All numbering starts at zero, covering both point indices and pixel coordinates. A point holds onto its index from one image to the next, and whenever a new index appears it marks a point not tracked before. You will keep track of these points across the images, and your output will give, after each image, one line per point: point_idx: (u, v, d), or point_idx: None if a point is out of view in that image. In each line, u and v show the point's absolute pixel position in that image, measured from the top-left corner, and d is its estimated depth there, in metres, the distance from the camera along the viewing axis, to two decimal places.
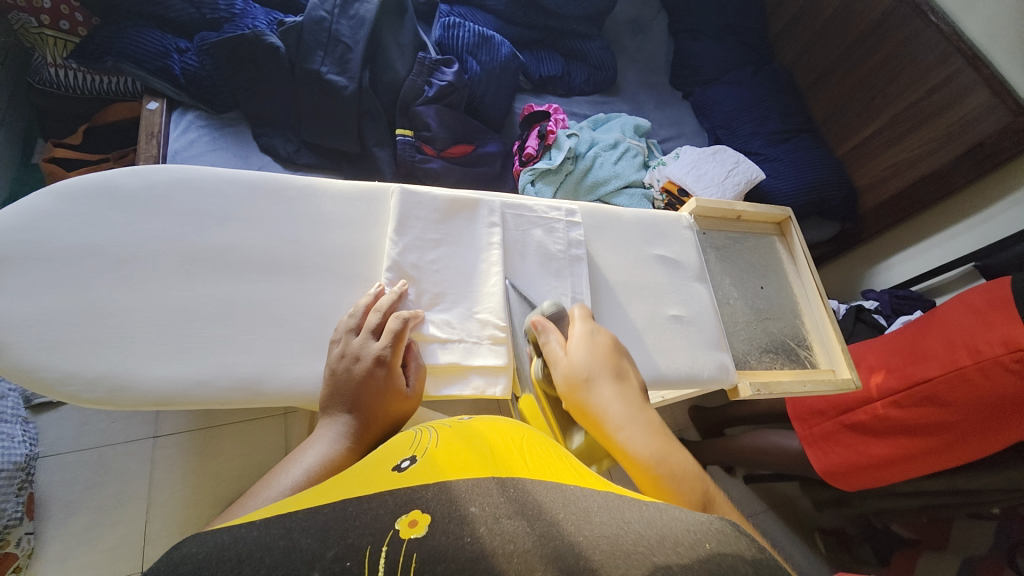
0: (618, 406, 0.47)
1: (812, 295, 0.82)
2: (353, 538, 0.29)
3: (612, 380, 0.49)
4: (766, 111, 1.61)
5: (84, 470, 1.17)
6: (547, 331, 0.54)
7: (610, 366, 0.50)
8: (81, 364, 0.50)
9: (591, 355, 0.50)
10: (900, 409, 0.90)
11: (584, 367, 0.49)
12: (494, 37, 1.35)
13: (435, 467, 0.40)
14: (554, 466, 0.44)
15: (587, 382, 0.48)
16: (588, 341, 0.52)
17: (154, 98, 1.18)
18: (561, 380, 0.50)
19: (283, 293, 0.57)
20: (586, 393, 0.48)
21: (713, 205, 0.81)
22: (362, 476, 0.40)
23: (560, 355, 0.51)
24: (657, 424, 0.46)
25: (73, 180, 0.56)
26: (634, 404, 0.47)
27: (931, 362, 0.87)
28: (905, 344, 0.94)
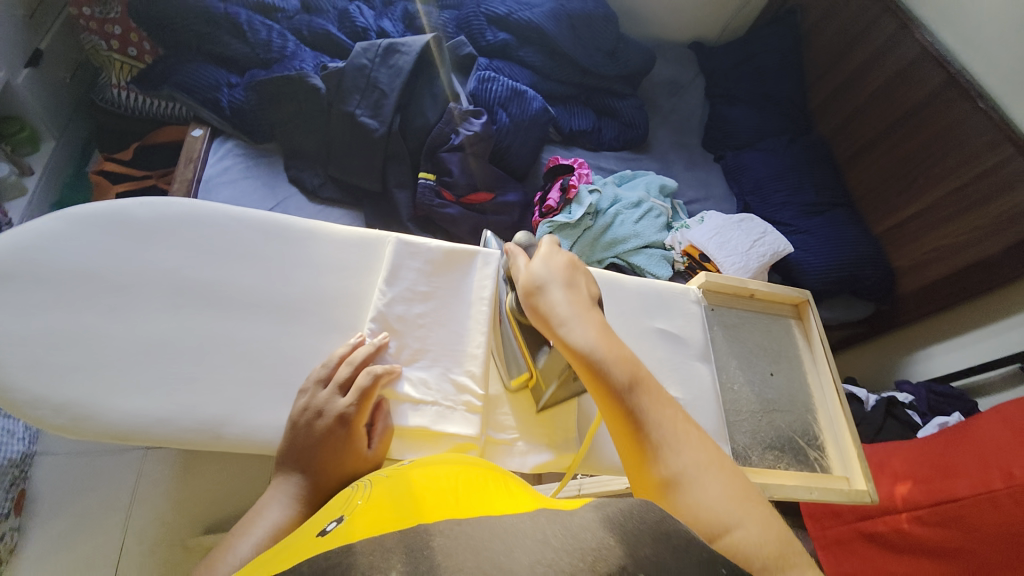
0: (566, 309, 0.55)
1: (828, 388, 0.76)
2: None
3: (563, 287, 0.56)
4: (799, 181, 1.56)
5: (72, 475, 1.18)
6: (514, 255, 0.61)
7: (564, 276, 0.58)
8: (50, 389, 0.49)
9: (548, 267, 0.58)
10: (923, 526, 0.83)
11: (541, 279, 0.57)
12: (527, 92, 1.39)
13: (357, 524, 0.38)
14: (489, 495, 0.42)
15: (541, 288, 0.56)
16: (547, 258, 0.59)
17: (201, 126, 1.27)
18: (521, 292, 0.58)
19: (264, 335, 0.57)
20: (539, 301, 0.56)
21: (724, 282, 0.77)
22: (285, 551, 0.36)
23: (522, 270, 0.59)
24: (598, 323, 0.55)
25: (85, 205, 0.58)
26: (581, 308, 0.55)
27: (960, 478, 0.79)
28: (936, 451, 0.87)
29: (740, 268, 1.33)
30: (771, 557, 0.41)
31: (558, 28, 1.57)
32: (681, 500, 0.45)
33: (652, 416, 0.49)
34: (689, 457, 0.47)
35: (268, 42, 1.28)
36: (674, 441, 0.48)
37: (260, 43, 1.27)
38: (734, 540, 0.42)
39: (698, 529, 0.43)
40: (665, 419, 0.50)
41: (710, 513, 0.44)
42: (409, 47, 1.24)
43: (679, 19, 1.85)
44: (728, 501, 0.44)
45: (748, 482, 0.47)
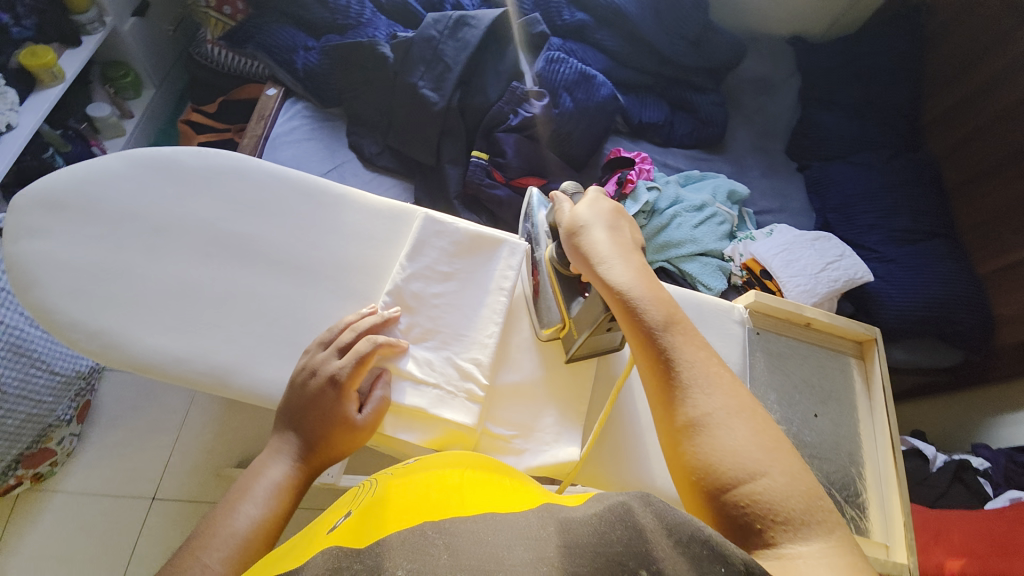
0: (606, 247, 0.53)
1: (882, 444, 0.67)
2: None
3: (605, 228, 0.55)
4: (896, 203, 1.37)
5: (135, 393, 1.32)
6: (559, 199, 0.60)
7: (608, 218, 0.56)
8: (86, 315, 0.53)
9: (593, 210, 0.57)
10: None
11: (584, 219, 0.56)
12: (596, 77, 1.32)
13: (363, 518, 0.40)
14: (489, 483, 0.45)
15: (583, 227, 0.55)
16: (592, 202, 0.57)
17: (276, 86, 1.33)
18: (563, 232, 0.57)
19: (282, 293, 0.58)
20: (580, 239, 0.55)
21: (775, 305, 0.70)
22: (302, 546, 0.40)
23: (565, 211, 0.58)
24: (638, 264, 0.53)
25: (144, 149, 0.62)
26: (622, 249, 0.54)
27: (1019, 559, 0.70)
28: (997, 529, 0.77)
29: (804, 291, 1.20)
30: (798, 510, 0.38)
31: (642, 13, 1.48)
32: (706, 443, 0.43)
33: (685, 359, 0.47)
34: (721, 402, 0.45)
35: (347, 8, 1.30)
36: (706, 385, 0.46)
37: (340, 8, 1.30)
38: (760, 487, 0.40)
39: (721, 472, 0.41)
40: (699, 363, 0.47)
41: (735, 458, 0.41)
42: (478, 22, 1.22)
43: (781, 10, 1.68)
44: (758, 451, 0.42)
45: (783, 436, 0.44)
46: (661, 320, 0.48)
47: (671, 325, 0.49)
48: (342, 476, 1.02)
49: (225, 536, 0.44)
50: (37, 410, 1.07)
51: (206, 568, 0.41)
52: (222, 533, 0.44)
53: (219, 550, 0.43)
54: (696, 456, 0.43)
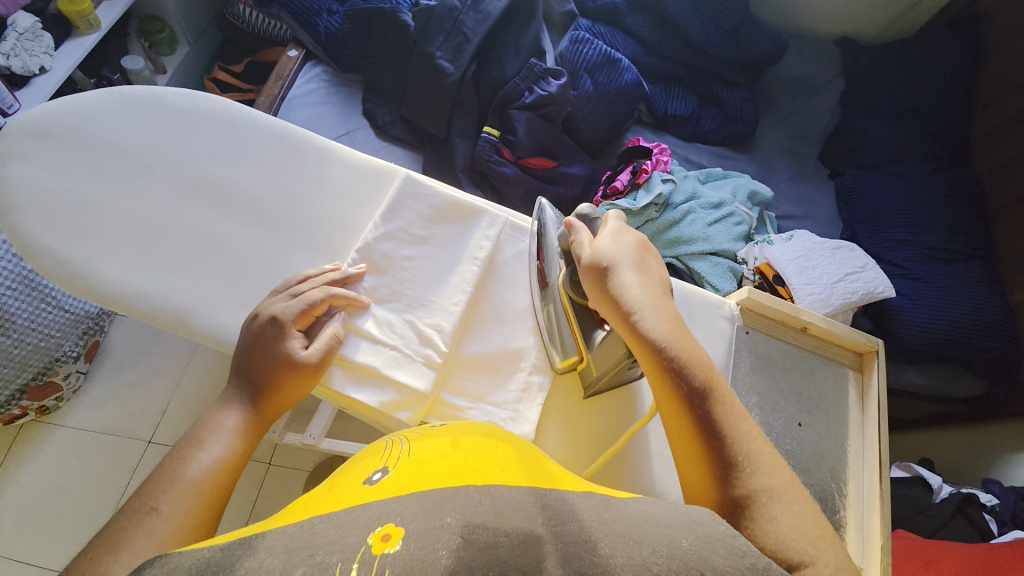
0: (635, 292, 0.48)
1: (869, 462, 0.62)
2: (322, 556, 0.27)
3: (633, 269, 0.50)
4: (931, 218, 1.29)
5: (141, 339, 1.36)
6: (576, 230, 0.54)
7: (635, 256, 0.51)
8: (58, 243, 0.53)
9: (619, 246, 0.51)
10: None
11: (609, 255, 0.50)
12: (621, 61, 1.27)
13: (404, 475, 0.38)
14: (525, 465, 0.42)
15: (609, 267, 0.50)
16: (616, 235, 0.52)
17: (297, 48, 1.33)
18: (584, 268, 0.51)
19: (251, 241, 0.57)
20: (605, 280, 0.50)
21: (768, 304, 0.66)
22: (336, 494, 0.38)
23: (586, 247, 0.52)
24: (670, 313, 0.48)
25: (135, 87, 0.62)
26: (654, 294, 0.49)
27: None
28: (990, 564, 0.72)
29: (817, 300, 1.13)
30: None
31: None
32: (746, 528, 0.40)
33: (726, 427, 0.43)
34: (765, 480, 0.41)
35: None
36: (747, 461, 0.42)
37: None
38: None
39: None
40: (741, 434, 0.43)
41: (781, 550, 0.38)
42: None
43: (829, 5, 1.58)
44: (804, 534, 0.39)
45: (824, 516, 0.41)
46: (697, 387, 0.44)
47: (709, 392, 0.45)
48: (323, 439, 1.01)
49: (186, 479, 0.42)
50: (44, 342, 1.11)
51: (155, 511, 0.40)
52: (182, 477, 0.42)
53: (168, 492, 0.41)
54: None
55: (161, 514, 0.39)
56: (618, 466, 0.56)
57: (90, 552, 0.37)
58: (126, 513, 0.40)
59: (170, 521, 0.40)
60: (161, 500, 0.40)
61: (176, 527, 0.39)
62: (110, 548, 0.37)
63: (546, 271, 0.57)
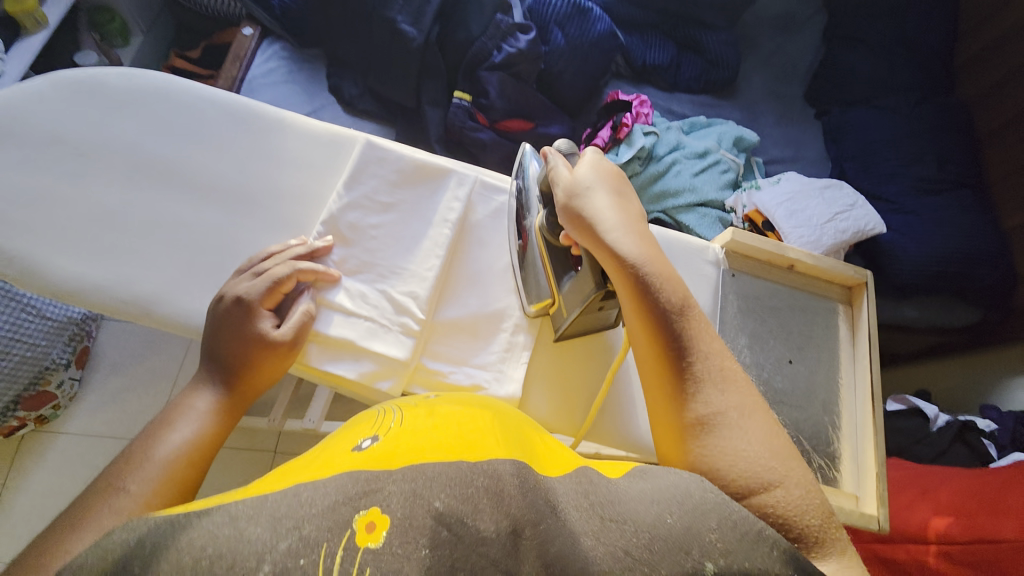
0: (611, 215, 0.48)
1: (862, 394, 0.61)
2: (308, 531, 0.27)
3: (610, 194, 0.50)
4: (920, 150, 1.26)
5: (134, 343, 1.35)
6: (554, 159, 0.54)
7: (613, 184, 0.51)
8: (2, 239, 0.50)
9: (596, 173, 0.51)
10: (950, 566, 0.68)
11: (585, 183, 0.50)
12: (592, 11, 1.21)
13: (398, 445, 0.35)
14: (522, 438, 0.39)
15: (586, 192, 0.49)
16: (594, 164, 0.52)
17: (251, 24, 1.25)
18: (561, 197, 0.51)
19: (208, 220, 0.54)
20: (580, 204, 0.49)
21: (752, 244, 0.64)
22: (324, 461, 0.36)
23: (564, 175, 0.52)
24: (646, 239, 0.48)
25: (69, 72, 0.58)
26: (630, 222, 0.49)
27: (1010, 519, 0.65)
28: (987, 488, 0.72)
29: (809, 242, 1.10)
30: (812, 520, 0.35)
31: None
32: (713, 445, 0.39)
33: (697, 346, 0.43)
34: (735, 397, 0.41)
35: None
36: (718, 379, 0.41)
37: None
38: (772, 499, 0.36)
39: (732, 478, 0.37)
40: (712, 355, 0.43)
41: (747, 466, 0.37)
42: None
43: None
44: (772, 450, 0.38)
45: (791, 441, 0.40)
46: (670, 306, 0.44)
47: (682, 313, 0.44)
48: (323, 423, 1.02)
49: (155, 458, 0.41)
50: (33, 352, 1.10)
51: (123, 491, 0.38)
52: (150, 457, 0.41)
53: (138, 473, 0.39)
54: (700, 458, 0.39)
55: (130, 494, 0.38)
56: (608, 418, 0.55)
57: (52, 540, 0.36)
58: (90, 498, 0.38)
59: (139, 501, 0.38)
60: (129, 480, 0.39)
61: (144, 504, 0.38)
62: (73, 532, 0.36)
63: (524, 213, 0.57)
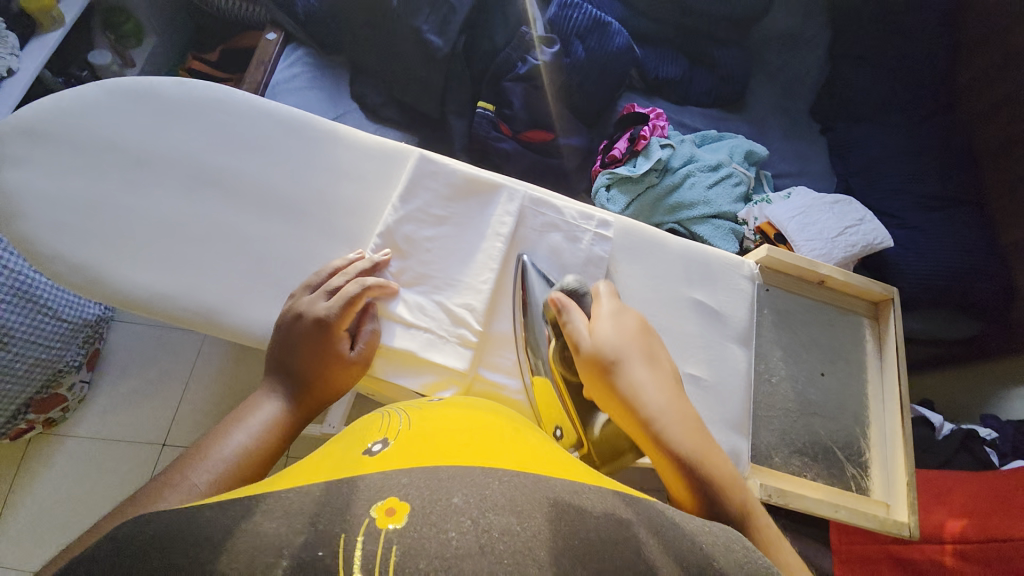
0: (650, 392, 0.43)
1: (891, 406, 0.64)
2: (324, 526, 0.26)
3: (642, 363, 0.45)
4: (922, 167, 1.30)
5: (146, 344, 1.34)
6: (569, 313, 0.49)
7: (639, 347, 0.47)
8: (70, 248, 0.51)
9: (620, 334, 0.47)
10: (962, 561, 0.73)
11: (616, 348, 0.45)
12: (611, 24, 1.22)
13: (407, 449, 0.36)
14: (530, 442, 0.40)
15: (617, 363, 0.45)
16: (618, 322, 0.48)
17: (275, 30, 1.27)
18: (587, 363, 0.45)
19: (269, 231, 0.56)
20: (613, 379, 0.44)
21: (786, 260, 0.66)
22: (332, 463, 0.36)
23: (585, 336, 0.47)
24: (687, 412, 0.44)
25: (123, 79, 0.58)
26: (668, 390, 0.44)
27: (1022, 520, 0.70)
28: (1000, 492, 0.76)
29: (820, 254, 1.14)
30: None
31: None
32: None
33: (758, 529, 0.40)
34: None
35: None
36: None
37: None
38: None
39: None
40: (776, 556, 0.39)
41: None
42: None
43: None
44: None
45: None
46: (725, 505, 0.40)
47: (736, 510, 0.40)
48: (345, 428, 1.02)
49: (221, 459, 0.39)
50: (45, 355, 1.08)
51: (194, 488, 0.36)
52: (218, 458, 0.39)
53: (208, 472, 0.38)
54: None
55: (201, 489, 0.36)
56: None
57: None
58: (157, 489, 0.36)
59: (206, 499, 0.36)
60: (199, 476, 0.37)
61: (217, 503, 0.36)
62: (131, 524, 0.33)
63: (529, 300, 0.54)
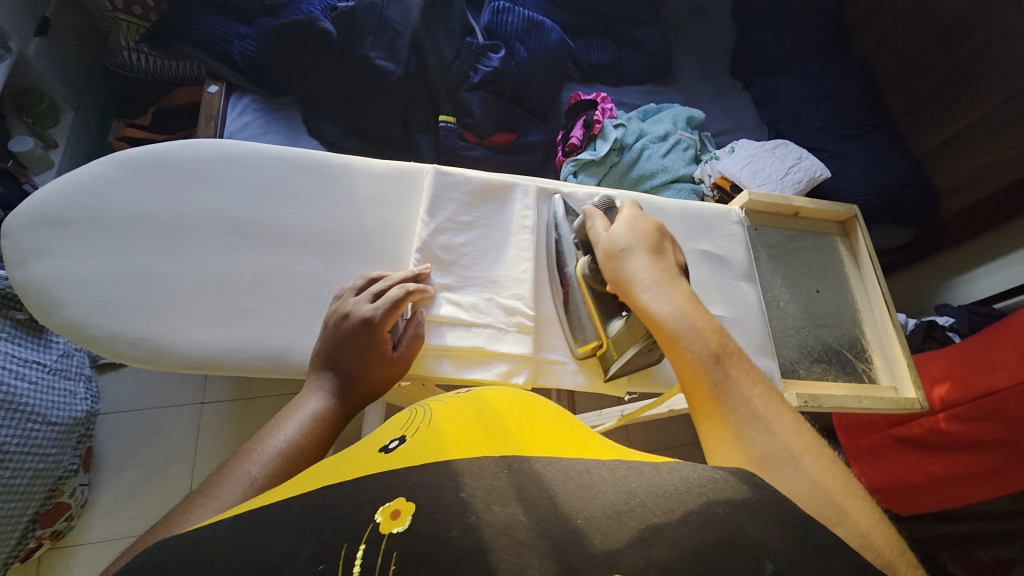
0: (649, 276, 0.50)
1: (877, 303, 0.74)
2: (329, 534, 0.26)
3: (647, 257, 0.52)
4: (838, 103, 1.41)
5: (139, 430, 1.20)
6: (592, 217, 0.58)
7: (651, 244, 0.53)
8: (126, 325, 0.54)
9: (632, 233, 0.54)
10: (958, 422, 0.85)
11: (622, 244, 0.53)
12: (545, 23, 1.30)
13: (426, 443, 0.36)
14: (555, 426, 0.41)
15: (624, 255, 0.53)
16: (629, 223, 0.55)
17: (215, 82, 1.21)
18: (601, 256, 0.54)
19: (316, 269, 0.59)
20: (620, 266, 0.52)
21: (768, 200, 0.75)
22: (346, 462, 0.36)
23: (602, 234, 0.56)
24: (692, 298, 0.48)
25: (130, 151, 0.59)
26: (666, 276, 0.50)
27: (998, 372, 0.81)
28: (971, 352, 0.88)
29: None
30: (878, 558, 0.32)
31: None
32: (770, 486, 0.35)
33: (733, 393, 0.40)
34: (781, 441, 0.37)
35: None
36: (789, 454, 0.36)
37: None
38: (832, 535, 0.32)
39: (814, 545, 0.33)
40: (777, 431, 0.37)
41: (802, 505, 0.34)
42: None
43: None
44: (831, 496, 0.34)
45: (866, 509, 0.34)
46: (718, 357, 0.42)
47: (727, 367, 0.41)
48: None
49: (270, 451, 0.41)
50: (43, 464, 0.98)
51: (250, 476, 0.38)
52: (267, 448, 0.41)
53: (262, 464, 0.40)
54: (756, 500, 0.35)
55: (255, 477, 0.38)
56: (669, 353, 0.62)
57: (179, 514, 0.35)
58: (216, 476, 0.38)
59: (262, 486, 0.38)
60: (252, 467, 0.39)
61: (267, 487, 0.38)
62: (200, 505, 0.35)
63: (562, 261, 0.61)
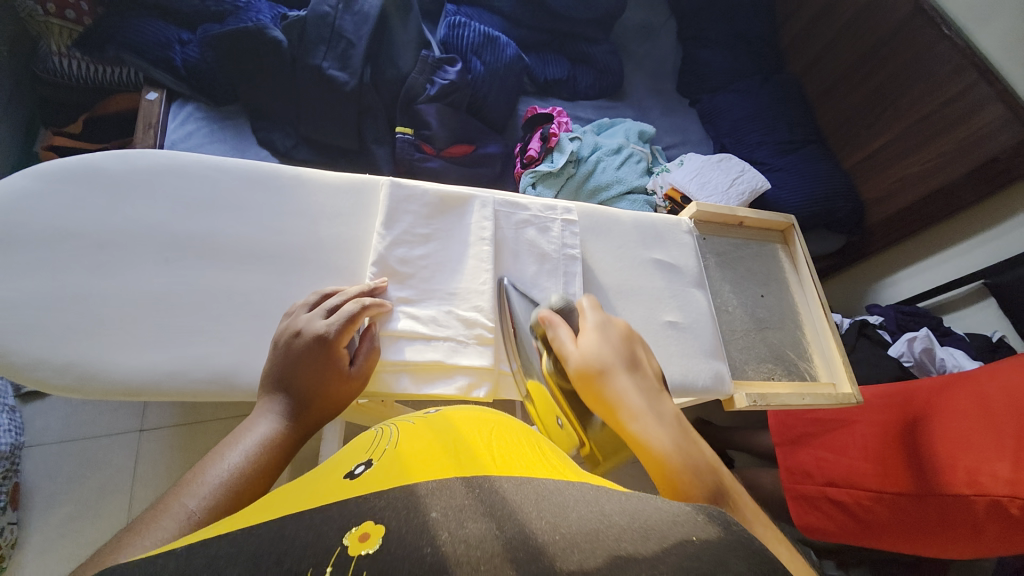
0: (636, 395, 0.44)
1: (815, 306, 0.79)
2: (290, 563, 0.23)
3: (629, 371, 0.46)
4: (774, 121, 1.50)
5: (70, 463, 1.09)
6: (556, 326, 0.52)
7: (626, 357, 0.48)
8: (51, 350, 0.50)
9: (605, 343, 0.49)
10: (863, 505, 0.83)
11: (599, 359, 0.47)
12: (500, 38, 1.31)
13: (390, 468, 0.34)
14: (524, 445, 0.41)
15: (603, 371, 0.46)
16: (600, 334, 0.49)
17: (152, 88, 1.13)
18: (574, 374, 0.48)
19: (264, 284, 0.56)
20: (601, 385, 0.46)
21: (715, 211, 0.79)
22: (308, 488, 0.33)
23: (571, 348, 0.49)
24: (678, 419, 0.44)
25: (54, 161, 0.55)
26: (654, 398, 0.45)
27: (914, 467, 0.77)
28: (894, 431, 0.82)
29: None
30: None
31: None
32: None
33: None
34: None
35: None
36: None
37: None
38: None
39: None
40: None
41: None
42: None
43: None
44: None
45: None
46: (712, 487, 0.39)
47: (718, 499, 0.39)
48: None
49: (211, 483, 0.37)
50: None
51: (188, 511, 0.34)
52: (208, 479, 0.37)
53: (205, 498, 0.36)
54: None
55: (194, 511, 0.35)
56: None
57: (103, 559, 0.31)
58: (149, 513, 0.34)
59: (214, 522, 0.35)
60: (190, 501, 0.35)
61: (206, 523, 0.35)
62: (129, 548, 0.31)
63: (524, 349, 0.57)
